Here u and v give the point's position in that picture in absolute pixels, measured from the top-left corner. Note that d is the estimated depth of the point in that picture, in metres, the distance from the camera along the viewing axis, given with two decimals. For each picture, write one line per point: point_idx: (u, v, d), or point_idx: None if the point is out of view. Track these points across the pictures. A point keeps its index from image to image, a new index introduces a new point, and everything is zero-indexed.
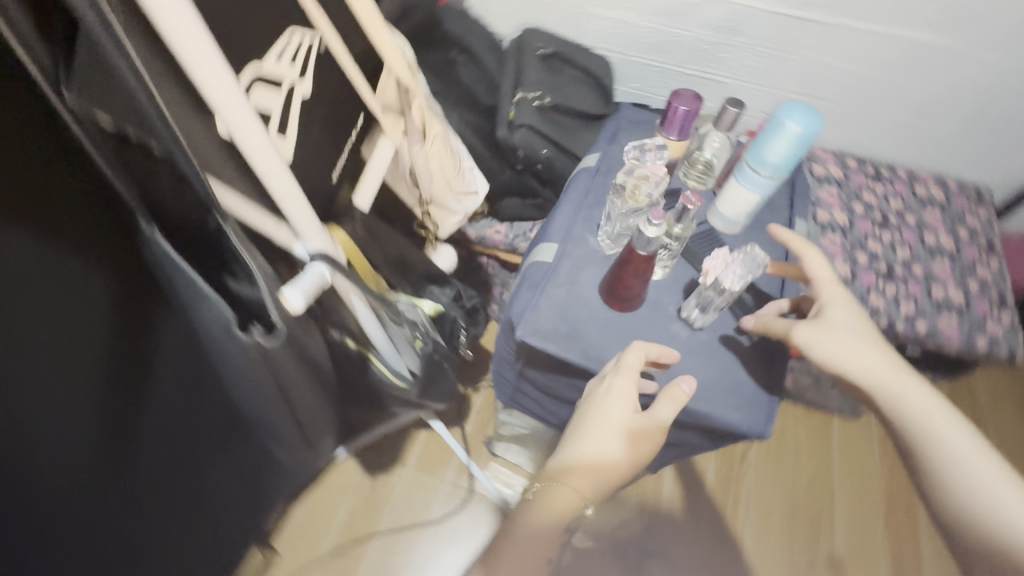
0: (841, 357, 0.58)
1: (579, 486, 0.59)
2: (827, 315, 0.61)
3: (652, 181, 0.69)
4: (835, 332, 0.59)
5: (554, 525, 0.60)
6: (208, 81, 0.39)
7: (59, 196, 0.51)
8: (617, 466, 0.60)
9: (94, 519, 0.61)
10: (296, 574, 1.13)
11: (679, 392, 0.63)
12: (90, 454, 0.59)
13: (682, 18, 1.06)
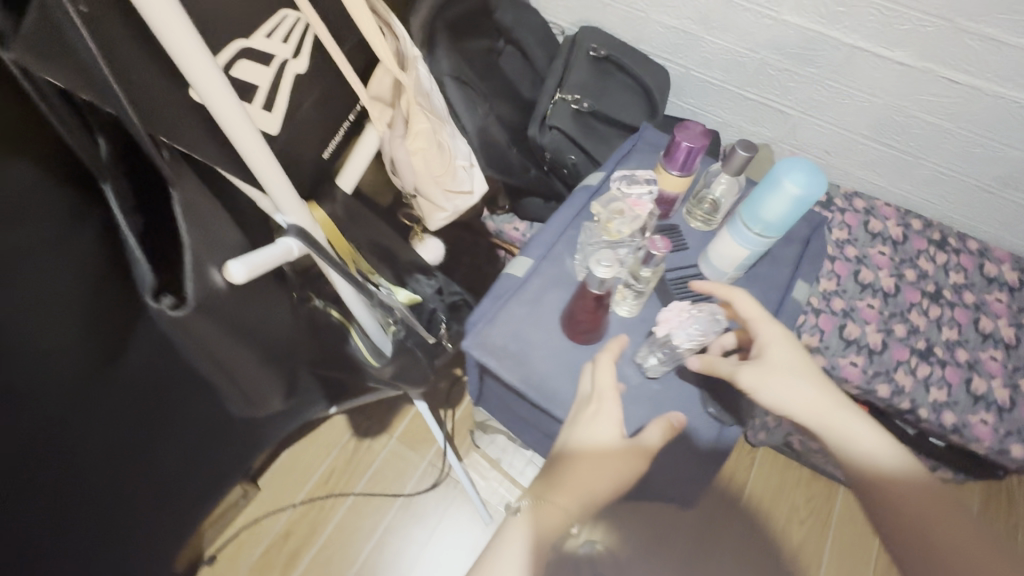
0: (786, 400, 0.55)
1: (568, 504, 0.51)
2: (766, 356, 0.57)
3: (626, 218, 0.63)
4: (777, 373, 0.56)
5: (539, 546, 0.50)
6: (178, 43, 0.37)
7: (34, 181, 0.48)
8: (611, 488, 0.53)
9: (50, 494, 0.60)
10: (270, 512, 1.19)
11: (673, 422, 0.60)
12: (53, 430, 0.57)
13: (751, 38, 0.99)
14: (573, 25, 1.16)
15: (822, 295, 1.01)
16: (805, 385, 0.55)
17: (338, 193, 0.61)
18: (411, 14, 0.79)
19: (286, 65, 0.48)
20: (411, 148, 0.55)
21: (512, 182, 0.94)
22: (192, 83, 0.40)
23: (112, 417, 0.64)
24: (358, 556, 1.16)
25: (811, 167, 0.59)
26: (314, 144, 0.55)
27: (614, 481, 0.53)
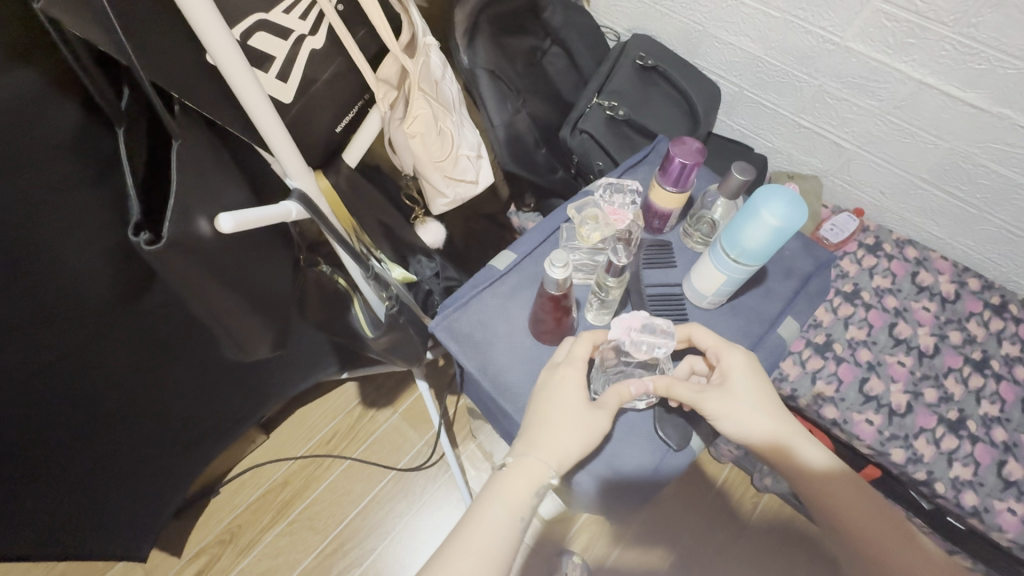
0: (745, 429, 0.57)
1: (545, 458, 0.51)
2: (729, 385, 0.59)
3: (597, 224, 0.65)
4: (736, 403, 0.58)
5: (520, 502, 0.49)
6: (190, 8, 0.39)
7: (68, 157, 0.53)
8: (581, 444, 0.53)
9: (54, 410, 0.66)
10: (267, 461, 1.21)
11: (625, 386, 0.57)
12: (59, 368, 0.64)
13: (812, 63, 0.93)
14: (627, 32, 1.14)
15: (847, 342, 0.96)
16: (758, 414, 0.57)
17: (343, 166, 0.65)
18: (455, 7, 0.82)
19: (302, 41, 0.52)
20: (409, 131, 0.60)
21: (534, 180, 0.95)
22: (207, 48, 0.42)
23: (111, 349, 0.69)
24: (345, 518, 1.16)
25: (796, 197, 0.56)
26: (327, 119, 0.59)
27: (582, 437, 0.53)
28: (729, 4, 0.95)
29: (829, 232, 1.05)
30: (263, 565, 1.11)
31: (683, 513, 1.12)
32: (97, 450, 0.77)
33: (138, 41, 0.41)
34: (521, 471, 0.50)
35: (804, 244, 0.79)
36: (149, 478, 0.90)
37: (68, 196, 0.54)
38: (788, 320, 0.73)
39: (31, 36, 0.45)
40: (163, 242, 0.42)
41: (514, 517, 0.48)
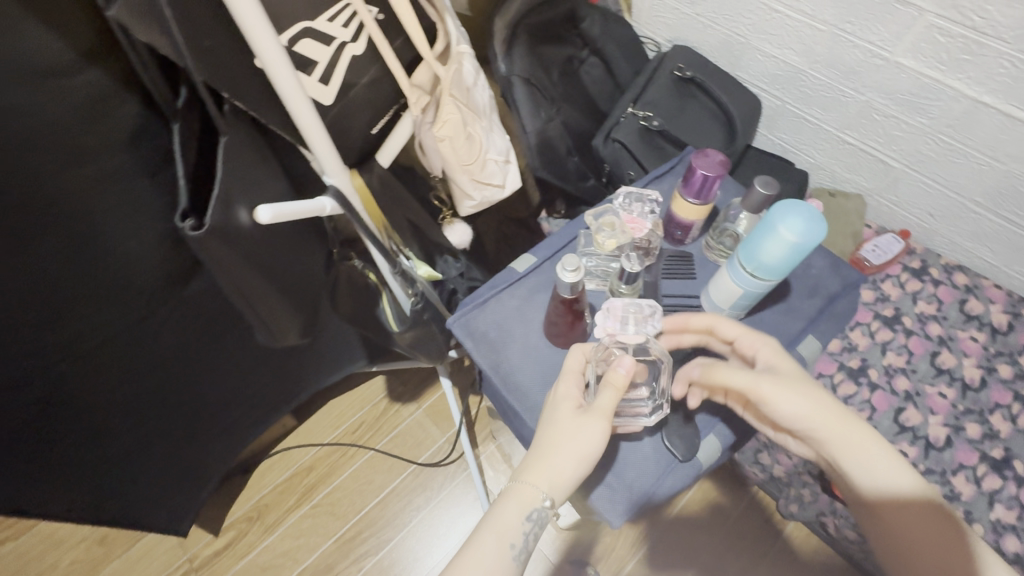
0: (807, 412, 0.54)
1: (532, 482, 0.52)
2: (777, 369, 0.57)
3: (612, 231, 0.68)
4: (789, 385, 0.55)
5: (511, 531, 0.51)
6: (242, 15, 0.43)
7: (128, 147, 0.58)
8: (571, 461, 0.52)
9: (100, 375, 0.72)
10: (295, 445, 1.26)
11: (614, 374, 0.56)
12: (107, 337, 0.69)
13: (858, 78, 0.90)
14: (668, 43, 1.14)
15: (884, 369, 0.92)
16: (808, 400, 0.55)
17: (377, 166, 0.68)
18: (495, 17, 0.84)
19: (343, 47, 0.55)
20: (437, 134, 0.62)
21: (564, 186, 0.97)
22: (256, 53, 0.46)
23: (158, 328, 0.75)
24: (365, 507, 1.19)
25: (815, 213, 0.57)
26: (363, 121, 0.62)
27: (572, 452, 0.53)
28: (773, 17, 0.94)
29: (871, 254, 1.01)
30: (286, 545, 1.16)
31: (701, 531, 1.10)
32: (139, 420, 0.83)
33: (194, 45, 0.45)
34: (510, 499, 0.52)
35: (832, 262, 0.78)
36: (186, 452, 0.96)
37: (127, 182, 0.60)
38: (805, 341, 0.73)
39: (105, 38, 0.50)
40: (204, 228, 0.45)
41: (504, 546, 0.51)
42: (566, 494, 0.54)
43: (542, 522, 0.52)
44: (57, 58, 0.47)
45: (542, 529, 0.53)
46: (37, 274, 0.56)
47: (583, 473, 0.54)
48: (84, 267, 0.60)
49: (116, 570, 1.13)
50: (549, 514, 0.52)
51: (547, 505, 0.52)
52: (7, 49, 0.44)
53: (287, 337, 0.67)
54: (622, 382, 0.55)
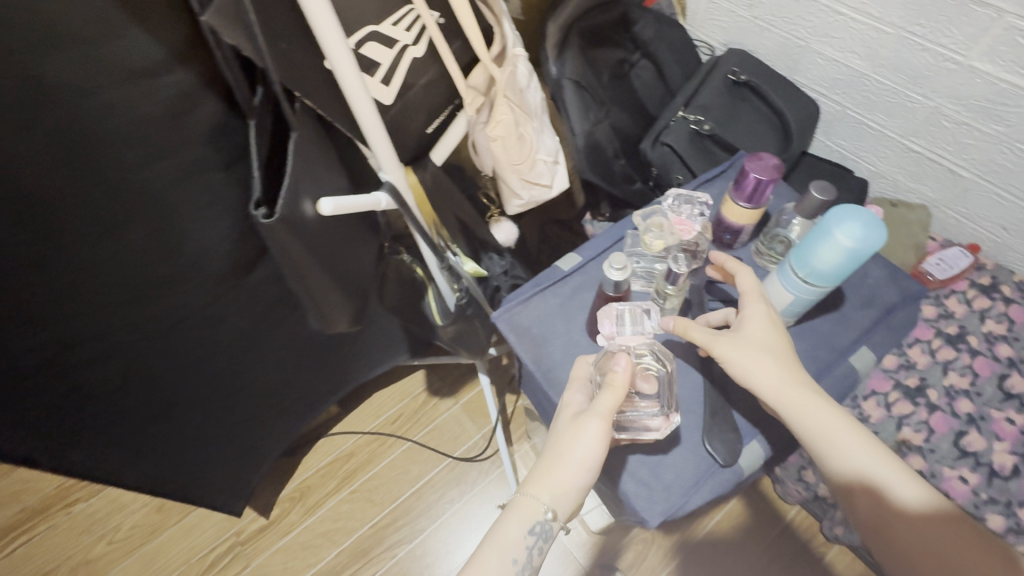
0: (752, 372, 0.56)
1: (533, 493, 0.53)
2: (745, 332, 0.58)
3: (661, 232, 0.67)
4: (749, 348, 0.57)
5: (513, 546, 0.51)
6: (317, 19, 0.46)
7: (206, 140, 0.62)
8: (570, 467, 0.53)
9: (171, 353, 0.78)
10: (337, 432, 1.30)
11: (613, 375, 0.56)
12: (178, 318, 0.74)
13: (926, 83, 0.86)
14: (723, 46, 1.12)
15: (945, 390, 0.87)
16: (763, 366, 0.56)
17: (430, 164, 0.70)
18: (548, 21, 0.86)
19: (405, 50, 0.58)
20: (491, 135, 0.65)
21: (610, 189, 0.97)
22: (327, 54, 0.49)
23: (224, 313, 0.81)
24: (400, 496, 1.23)
25: (875, 220, 0.55)
26: (419, 120, 0.65)
27: (571, 458, 0.54)
28: (836, 19, 0.91)
29: (935, 268, 0.95)
30: (325, 527, 1.21)
31: (737, 546, 1.07)
32: (200, 396, 0.89)
33: (273, 47, 0.48)
34: (511, 514, 0.53)
35: (890, 273, 0.76)
36: (239, 431, 1.01)
37: (203, 174, 0.64)
38: (856, 355, 0.71)
39: (192, 40, 0.55)
40: (275, 217, 0.49)
41: (507, 561, 0.50)
42: (570, 505, 0.54)
43: (545, 535, 0.52)
44: (151, 60, 0.52)
45: (547, 544, 0.53)
46: (121, 253, 0.61)
47: (586, 481, 0.54)
48: (163, 251, 0.66)
49: (171, 537, 1.21)
50: (552, 526, 0.52)
51: (549, 517, 0.52)
52: (111, 51, 0.49)
53: (339, 324, 0.70)
54: (623, 382, 0.56)
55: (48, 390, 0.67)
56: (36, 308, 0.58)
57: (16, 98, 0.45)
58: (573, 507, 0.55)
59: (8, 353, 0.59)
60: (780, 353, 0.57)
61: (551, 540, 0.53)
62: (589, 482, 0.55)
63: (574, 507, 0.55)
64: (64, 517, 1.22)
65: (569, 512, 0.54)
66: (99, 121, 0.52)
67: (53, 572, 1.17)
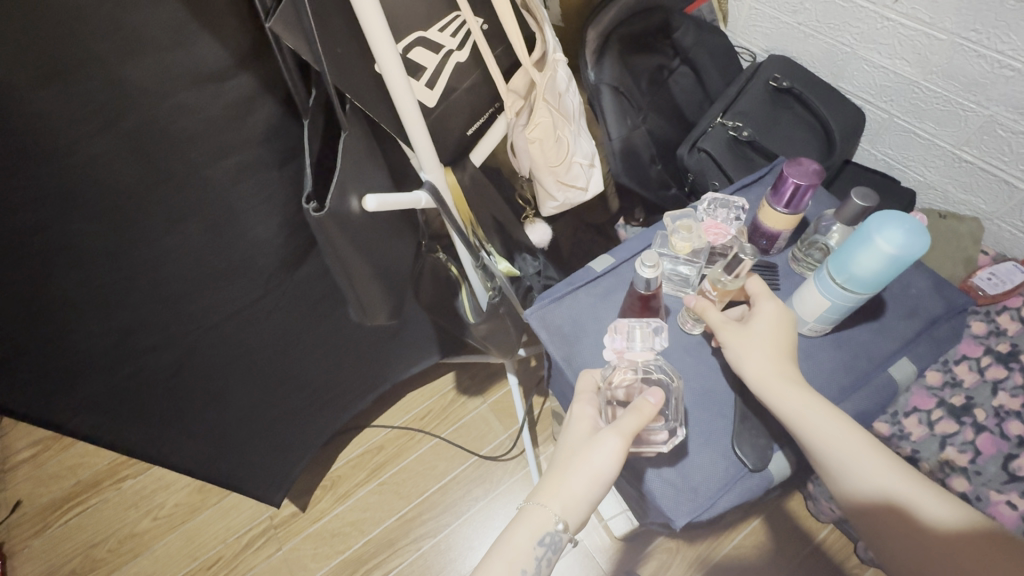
0: (740, 360, 0.61)
1: (543, 504, 0.54)
2: (749, 326, 0.62)
3: (689, 234, 0.66)
4: (748, 341, 0.61)
5: (523, 554, 0.53)
6: (371, 25, 0.49)
7: (262, 140, 0.66)
8: (583, 483, 0.53)
9: (221, 341, 0.82)
10: (368, 425, 1.34)
11: (644, 403, 0.56)
12: (230, 307, 0.79)
13: (981, 90, 0.83)
14: (765, 53, 1.11)
15: (993, 410, 0.83)
16: (753, 357, 0.61)
17: (468, 165, 0.73)
18: (588, 27, 0.87)
19: (450, 54, 0.60)
20: (529, 136, 0.66)
21: (645, 194, 0.97)
22: (377, 58, 0.51)
23: (271, 305, 0.85)
24: (426, 490, 1.25)
25: (919, 226, 0.54)
26: (461, 123, 0.67)
27: (587, 476, 0.54)
28: (885, 25, 0.89)
29: (986, 283, 0.91)
30: (354, 516, 1.24)
31: (766, 562, 1.05)
32: (245, 384, 0.93)
33: (328, 52, 0.51)
34: (522, 523, 0.54)
35: (935, 284, 0.73)
36: (278, 419, 1.05)
37: (257, 171, 0.68)
38: (896, 366, 0.69)
39: (254, 45, 0.59)
40: (324, 210, 0.52)
41: (518, 568, 0.52)
42: (580, 517, 0.55)
43: (554, 546, 0.54)
44: (217, 64, 0.56)
45: (555, 554, 0.54)
46: (182, 244, 0.66)
47: (597, 496, 0.55)
48: (219, 243, 0.70)
49: (209, 517, 1.26)
50: (562, 538, 0.54)
51: (560, 529, 0.53)
52: (183, 55, 0.53)
53: (377, 317, 0.73)
54: (652, 413, 0.56)
55: (114, 372, 0.71)
56: (106, 294, 0.62)
57: (99, 98, 0.49)
58: (584, 520, 0.56)
59: (81, 336, 0.64)
60: (777, 347, 0.61)
61: (560, 551, 0.54)
62: (600, 497, 0.56)
63: (585, 520, 0.56)
64: (114, 492, 1.30)
65: (578, 524, 0.55)
66: (169, 121, 0.56)
67: (103, 543, 1.25)
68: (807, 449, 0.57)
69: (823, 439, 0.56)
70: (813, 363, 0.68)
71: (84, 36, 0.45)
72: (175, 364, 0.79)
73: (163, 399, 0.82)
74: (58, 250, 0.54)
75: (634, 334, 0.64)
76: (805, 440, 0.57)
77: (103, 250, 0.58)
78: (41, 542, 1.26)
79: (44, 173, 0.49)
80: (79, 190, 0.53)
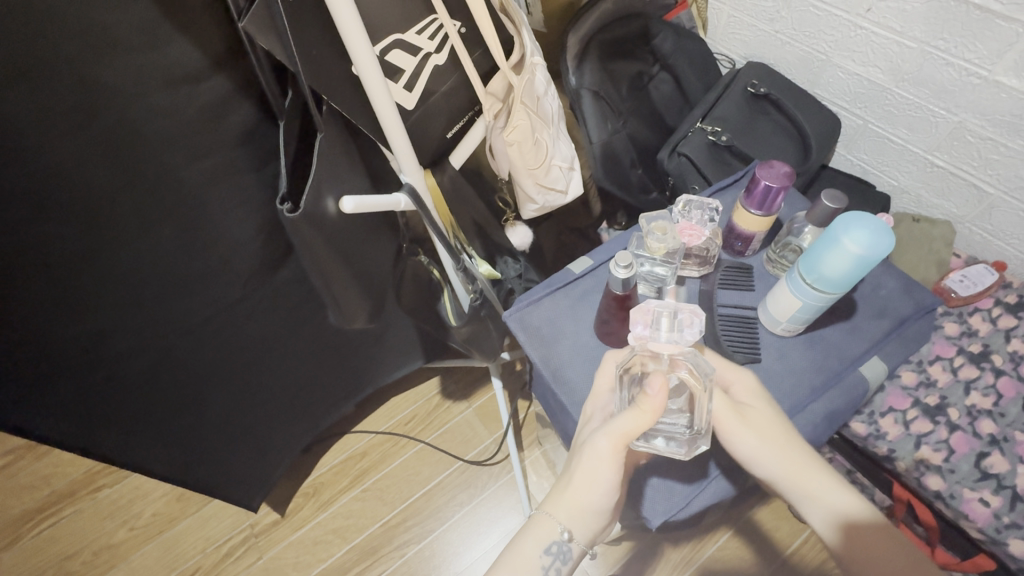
0: (748, 449, 0.58)
1: (548, 513, 0.56)
2: (747, 411, 0.60)
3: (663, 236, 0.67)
4: (750, 428, 0.58)
5: (530, 564, 0.55)
6: (346, 27, 0.48)
7: (238, 141, 0.65)
8: (583, 490, 0.55)
9: (198, 345, 0.81)
10: (352, 431, 1.32)
11: (643, 399, 0.53)
12: (208, 310, 0.78)
13: (950, 97, 0.86)
14: (743, 59, 1.13)
15: (966, 410, 0.84)
16: (756, 440, 0.58)
17: (448, 167, 0.73)
18: (568, 33, 0.88)
19: (428, 57, 0.60)
20: (508, 139, 0.66)
21: (625, 198, 0.98)
22: (354, 60, 0.51)
23: (250, 308, 0.84)
24: (410, 496, 1.24)
25: (883, 227, 0.55)
26: (440, 125, 0.67)
27: (586, 482, 0.55)
28: (858, 33, 0.91)
29: (958, 285, 0.93)
30: (337, 523, 1.22)
31: (749, 563, 1.06)
32: (222, 390, 0.92)
33: (304, 53, 0.51)
34: (528, 533, 0.56)
35: (906, 284, 0.75)
36: (257, 424, 1.04)
37: (234, 174, 0.68)
38: (868, 365, 0.70)
39: (230, 46, 0.58)
40: (299, 212, 0.52)
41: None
42: (587, 525, 0.56)
43: (563, 556, 0.55)
44: (192, 66, 0.56)
45: (566, 565, 0.56)
46: (157, 246, 0.65)
47: (602, 503, 0.56)
48: (196, 245, 0.69)
49: (188, 526, 1.24)
50: (569, 547, 0.55)
51: (565, 539, 0.55)
52: (156, 55, 0.52)
53: (358, 320, 0.73)
54: (655, 409, 0.53)
55: (87, 378, 0.70)
56: (79, 297, 0.61)
57: (69, 99, 0.49)
58: (593, 528, 0.57)
59: (52, 341, 0.62)
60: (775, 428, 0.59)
61: (570, 561, 0.56)
62: (606, 503, 0.56)
63: (595, 528, 0.57)
64: (89, 502, 1.27)
65: (586, 533, 0.57)
66: (142, 122, 0.55)
67: (78, 555, 1.22)
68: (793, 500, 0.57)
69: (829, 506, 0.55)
70: (787, 362, 0.70)
71: (51, 35, 0.45)
72: (149, 369, 0.77)
73: (139, 405, 0.80)
74: (27, 253, 0.53)
75: (668, 324, 0.58)
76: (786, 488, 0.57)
77: (76, 253, 0.57)
78: (14, 555, 1.22)
79: (10, 176, 0.48)
80: (47, 192, 0.52)
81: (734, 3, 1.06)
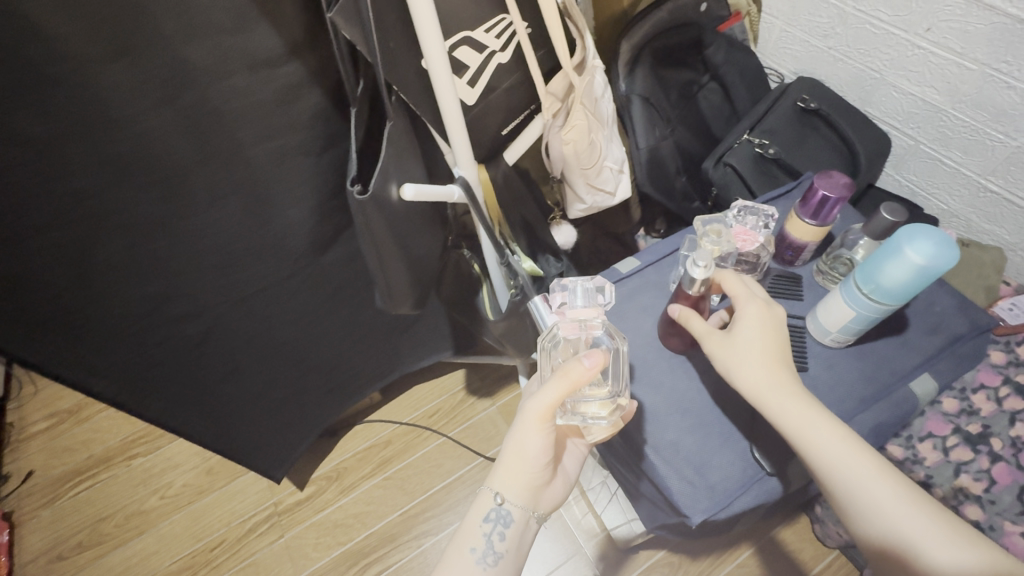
0: (729, 368, 0.62)
1: (486, 484, 0.62)
2: (734, 335, 0.62)
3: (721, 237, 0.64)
4: (733, 349, 0.62)
5: (472, 533, 0.60)
6: (424, 23, 0.50)
7: (306, 128, 0.68)
8: (513, 457, 0.60)
9: (245, 318, 0.84)
10: (375, 419, 1.35)
11: (570, 367, 0.55)
12: (259, 286, 0.81)
13: (1011, 121, 0.84)
14: (794, 74, 1.13)
15: (1011, 440, 0.82)
16: (737, 357, 0.61)
17: (502, 163, 0.74)
18: (622, 39, 0.90)
19: (494, 55, 0.62)
20: (565, 138, 0.69)
21: (668, 205, 0.99)
22: (426, 54, 0.53)
23: (295, 287, 0.87)
24: (430, 488, 1.26)
25: (946, 239, 0.55)
26: (497, 122, 0.69)
27: (518, 448, 0.60)
28: (916, 53, 0.90)
29: (1007, 313, 0.93)
30: (357, 509, 1.25)
31: None
32: (260, 366, 0.95)
33: (382, 47, 0.53)
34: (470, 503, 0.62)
35: (959, 304, 0.76)
36: (288, 402, 1.07)
37: (299, 160, 0.71)
38: (917, 382, 0.71)
39: (307, 36, 0.61)
40: (366, 194, 0.55)
41: (468, 546, 0.60)
42: (519, 492, 0.61)
43: (503, 521, 0.60)
44: (271, 53, 0.58)
45: (508, 529, 0.60)
46: (221, 220, 0.68)
47: (535, 466, 0.61)
48: (256, 223, 0.72)
49: (215, 499, 1.28)
50: (507, 511, 0.60)
51: (500, 504, 0.60)
52: (240, 40, 0.55)
53: (402, 305, 0.76)
54: (583, 378, 0.55)
55: (143, 344, 0.73)
56: (146, 264, 0.65)
57: (161, 78, 0.52)
58: (528, 493, 0.61)
59: (118, 305, 0.66)
60: (764, 350, 0.61)
61: (512, 524, 0.60)
62: (539, 469, 0.61)
63: (528, 492, 0.61)
64: (124, 469, 1.32)
65: (519, 498, 0.61)
66: (222, 102, 0.59)
67: (110, 518, 1.26)
68: (773, 421, 0.59)
69: (838, 467, 0.54)
70: (835, 373, 0.70)
71: (151, 12, 0.48)
72: (199, 339, 0.80)
73: (187, 375, 0.83)
74: (107, 216, 0.57)
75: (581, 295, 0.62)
76: (767, 407, 0.59)
77: (150, 218, 0.61)
78: (50, 513, 1.27)
79: (105, 144, 0.52)
80: (131, 160, 0.55)
81: (788, 17, 1.06)
